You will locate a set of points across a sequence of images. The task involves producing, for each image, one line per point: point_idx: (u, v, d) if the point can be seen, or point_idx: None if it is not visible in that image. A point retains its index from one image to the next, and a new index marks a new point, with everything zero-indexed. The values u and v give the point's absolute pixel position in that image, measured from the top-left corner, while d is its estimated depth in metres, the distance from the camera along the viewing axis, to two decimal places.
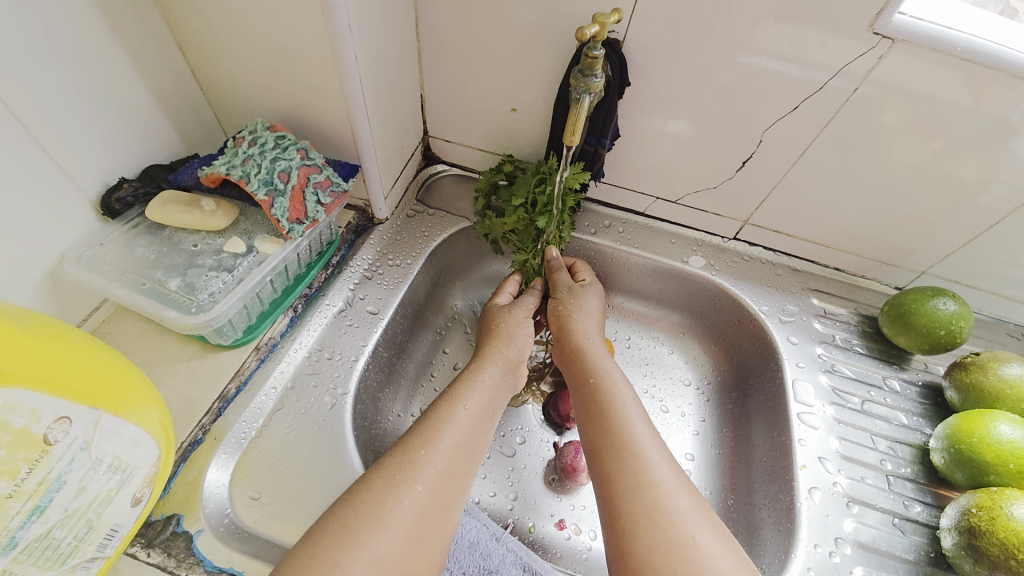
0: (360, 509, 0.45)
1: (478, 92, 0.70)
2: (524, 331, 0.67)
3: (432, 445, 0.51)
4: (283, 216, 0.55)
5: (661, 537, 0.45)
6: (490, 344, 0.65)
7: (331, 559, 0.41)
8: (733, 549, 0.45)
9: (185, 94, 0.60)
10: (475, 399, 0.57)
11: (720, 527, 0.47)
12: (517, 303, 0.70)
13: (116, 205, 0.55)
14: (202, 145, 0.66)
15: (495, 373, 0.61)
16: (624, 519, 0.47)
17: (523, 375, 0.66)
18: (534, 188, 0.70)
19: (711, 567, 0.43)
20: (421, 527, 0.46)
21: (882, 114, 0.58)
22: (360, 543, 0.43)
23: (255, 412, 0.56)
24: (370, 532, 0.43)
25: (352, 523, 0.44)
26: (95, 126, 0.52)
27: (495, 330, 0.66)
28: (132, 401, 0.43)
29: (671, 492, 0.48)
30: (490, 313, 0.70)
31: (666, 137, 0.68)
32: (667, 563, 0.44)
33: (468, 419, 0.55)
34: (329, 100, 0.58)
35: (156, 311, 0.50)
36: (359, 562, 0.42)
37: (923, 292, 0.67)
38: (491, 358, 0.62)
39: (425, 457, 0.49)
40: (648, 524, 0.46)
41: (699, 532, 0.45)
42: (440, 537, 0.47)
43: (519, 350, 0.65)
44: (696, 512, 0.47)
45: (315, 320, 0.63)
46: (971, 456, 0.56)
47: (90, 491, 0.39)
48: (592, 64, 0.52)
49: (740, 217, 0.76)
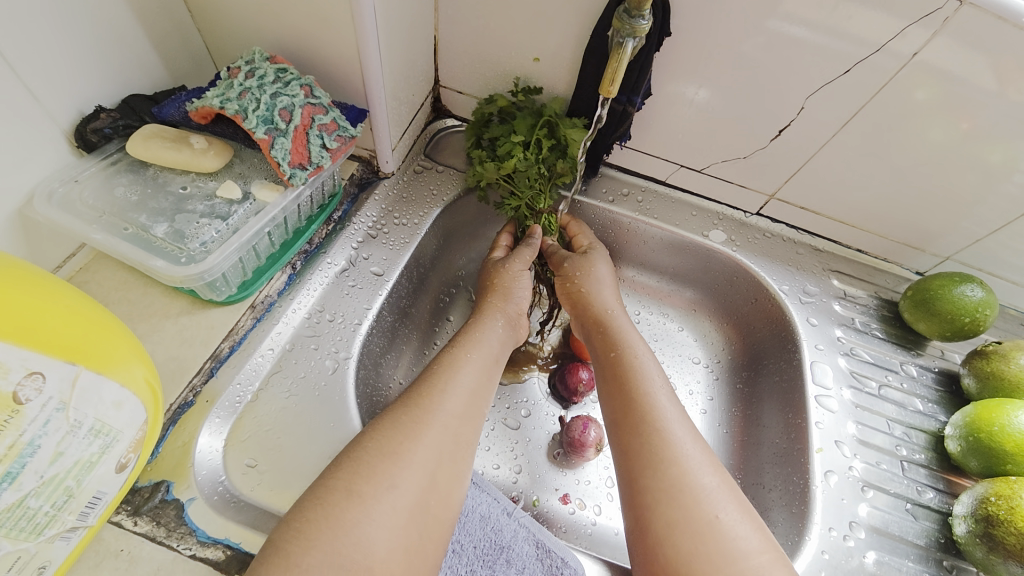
0: (371, 445, 0.43)
1: (496, 36, 0.63)
2: (523, 286, 0.64)
3: (444, 389, 0.49)
4: (284, 159, 0.49)
5: (681, 514, 0.43)
6: (489, 300, 0.62)
7: (348, 485, 0.41)
8: (758, 529, 0.44)
9: (169, 15, 0.53)
10: (476, 349, 0.54)
11: (745, 506, 0.45)
12: (514, 255, 0.66)
13: (92, 137, 0.48)
14: (189, 78, 0.59)
15: (499, 328, 0.59)
16: (645, 494, 0.45)
17: (524, 328, 0.64)
18: (533, 126, 0.65)
19: (734, 547, 0.42)
20: (439, 468, 0.44)
21: (927, 90, 0.53)
22: (378, 475, 0.41)
23: (251, 374, 0.52)
24: (388, 467, 0.42)
25: (367, 456, 0.42)
26: (66, 42, 0.45)
27: (492, 285, 0.63)
28: (115, 358, 0.38)
29: (695, 470, 0.46)
30: (488, 267, 0.66)
31: (697, 100, 0.63)
32: (687, 540, 0.42)
33: (477, 368, 0.52)
34: (333, 30, 0.51)
35: (140, 260, 0.45)
36: (380, 493, 0.41)
37: (949, 278, 0.64)
38: (491, 313, 0.60)
39: (437, 400, 0.47)
40: (667, 500, 0.44)
41: (723, 510, 0.44)
42: (457, 478, 0.45)
43: (517, 305, 0.63)
44: (722, 491, 0.45)
45: (315, 278, 0.58)
46: (990, 445, 0.55)
47: (69, 457, 0.35)
48: (641, 4, 0.46)
49: (767, 192, 0.71)
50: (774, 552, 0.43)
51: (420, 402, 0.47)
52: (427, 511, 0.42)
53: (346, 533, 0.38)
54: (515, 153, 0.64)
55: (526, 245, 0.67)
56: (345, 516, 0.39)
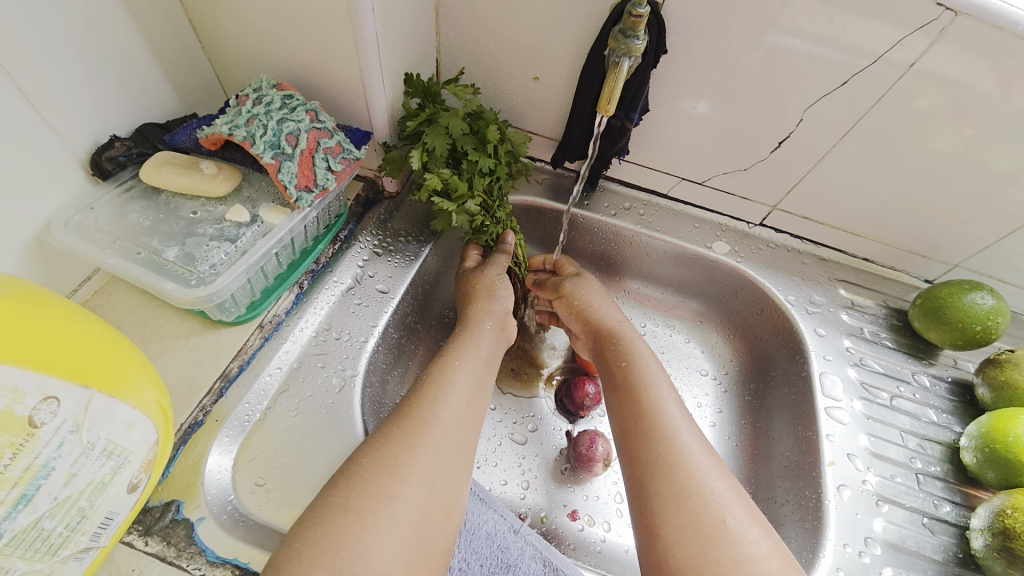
0: (367, 459, 0.44)
1: (497, 58, 0.65)
2: (505, 287, 0.64)
3: (437, 398, 0.49)
4: (291, 182, 0.51)
5: (690, 519, 0.43)
6: (474, 306, 0.62)
7: (346, 501, 0.41)
8: (768, 535, 0.43)
9: (182, 47, 0.55)
10: (466, 356, 0.54)
11: (754, 513, 0.44)
12: (490, 262, 0.67)
13: (108, 164, 0.50)
14: (201, 106, 0.61)
15: (487, 330, 0.59)
16: (654, 499, 0.45)
17: (514, 329, 0.64)
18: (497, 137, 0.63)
19: (744, 552, 0.41)
20: (437, 476, 0.44)
21: (924, 100, 0.53)
22: (377, 490, 0.42)
23: (259, 393, 0.52)
24: (388, 480, 0.42)
25: (363, 470, 0.43)
26: (85, 76, 0.47)
27: (473, 292, 0.63)
28: (127, 381, 0.39)
29: (704, 475, 0.45)
30: (464, 277, 0.66)
31: (697, 114, 0.64)
32: (696, 545, 0.41)
33: (470, 377, 0.53)
34: (338, 56, 0.53)
35: (152, 283, 0.46)
36: (379, 507, 0.41)
37: (959, 285, 0.63)
38: (478, 318, 0.60)
39: (431, 410, 0.48)
40: (677, 505, 0.44)
41: (732, 515, 0.43)
42: (459, 492, 0.45)
43: (503, 305, 0.63)
44: (731, 497, 0.44)
45: (322, 297, 0.59)
46: (1005, 456, 0.54)
47: (82, 478, 0.36)
48: (636, 24, 0.47)
49: (769, 203, 0.71)
50: (785, 557, 0.42)
51: (411, 414, 0.47)
52: (429, 521, 0.42)
53: (347, 549, 0.38)
54: (500, 167, 0.64)
55: (498, 253, 0.67)
56: (345, 532, 0.39)
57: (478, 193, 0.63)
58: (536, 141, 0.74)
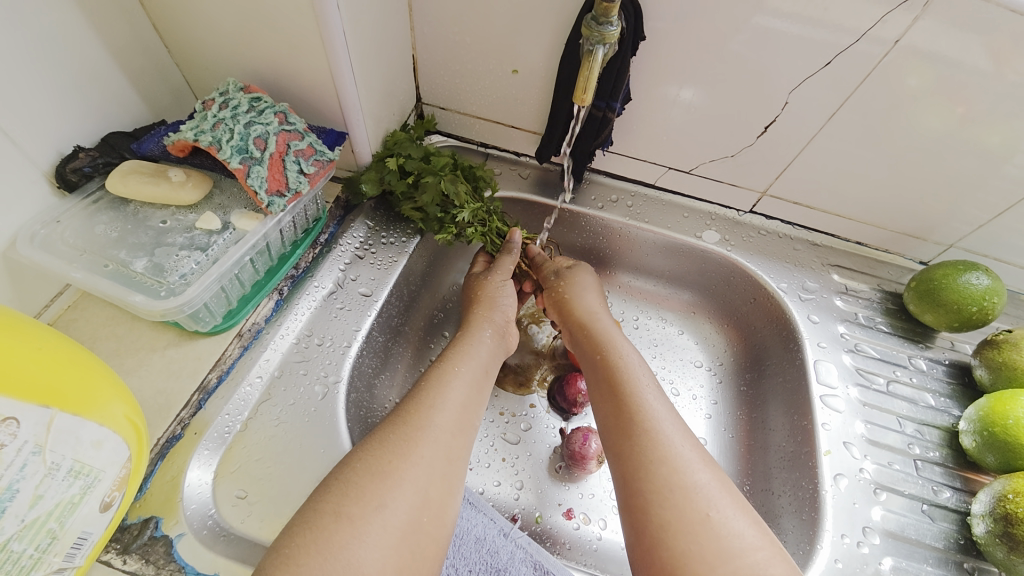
0: (360, 465, 0.42)
1: (474, 51, 0.63)
2: (508, 295, 0.64)
3: (434, 404, 0.48)
4: (261, 187, 0.50)
5: (673, 514, 0.41)
6: (477, 312, 0.61)
7: (338, 507, 0.40)
8: (756, 525, 0.42)
9: (147, 53, 0.54)
10: (467, 362, 0.53)
11: (742, 503, 0.43)
12: (495, 267, 0.66)
13: (73, 176, 0.49)
14: (170, 112, 0.60)
15: (487, 338, 0.58)
16: (639, 497, 0.43)
17: (514, 337, 0.63)
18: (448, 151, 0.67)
19: (727, 545, 0.40)
20: (430, 483, 0.43)
21: (910, 80, 0.52)
22: (368, 497, 0.40)
23: (239, 404, 0.51)
24: (379, 486, 0.41)
25: (356, 477, 0.42)
26: (46, 86, 0.46)
27: (478, 297, 0.63)
28: (94, 399, 0.38)
29: (687, 468, 0.44)
30: (471, 282, 0.66)
31: (680, 102, 0.62)
32: (681, 542, 0.40)
33: (468, 382, 0.51)
34: (307, 54, 0.51)
35: (120, 296, 0.45)
36: (370, 514, 0.39)
37: (953, 266, 0.62)
38: (480, 323, 0.59)
39: (428, 415, 0.47)
40: (661, 501, 0.42)
41: (715, 508, 0.42)
42: (451, 494, 0.44)
43: (503, 313, 0.62)
44: (715, 489, 0.43)
45: (302, 303, 0.58)
46: (1005, 440, 0.52)
47: (49, 500, 0.35)
48: (608, 10, 0.46)
49: (758, 189, 0.70)
50: (772, 547, 0.41)
51: (409, 419, 0.46)
52: (420, 530, 0.41)
53: (337, 558, 0.37)
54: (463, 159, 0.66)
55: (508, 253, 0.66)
56: (336, 539, 0.38)
57: (461, 175, 0.65)
58: (518, 135, 0.72)
